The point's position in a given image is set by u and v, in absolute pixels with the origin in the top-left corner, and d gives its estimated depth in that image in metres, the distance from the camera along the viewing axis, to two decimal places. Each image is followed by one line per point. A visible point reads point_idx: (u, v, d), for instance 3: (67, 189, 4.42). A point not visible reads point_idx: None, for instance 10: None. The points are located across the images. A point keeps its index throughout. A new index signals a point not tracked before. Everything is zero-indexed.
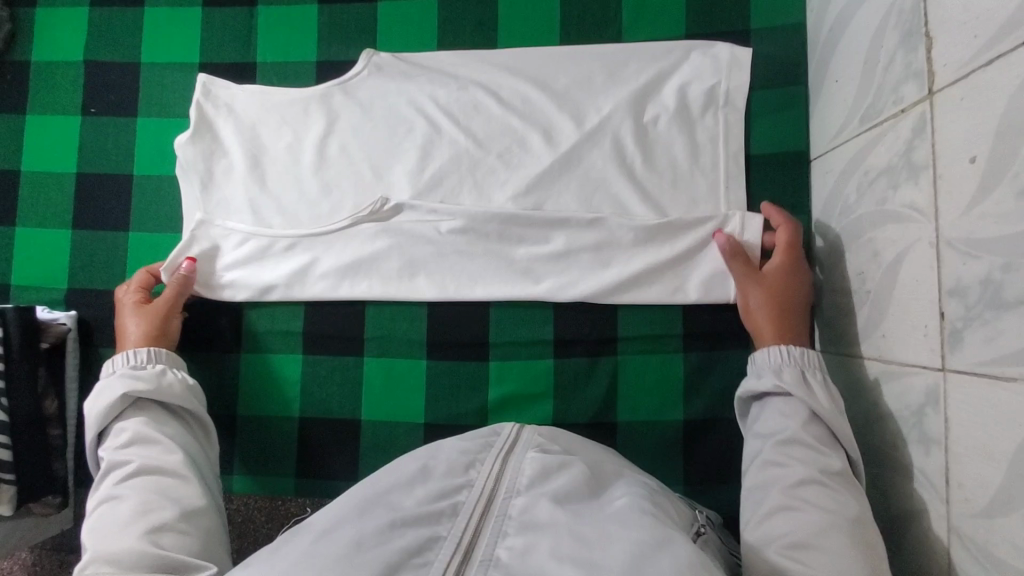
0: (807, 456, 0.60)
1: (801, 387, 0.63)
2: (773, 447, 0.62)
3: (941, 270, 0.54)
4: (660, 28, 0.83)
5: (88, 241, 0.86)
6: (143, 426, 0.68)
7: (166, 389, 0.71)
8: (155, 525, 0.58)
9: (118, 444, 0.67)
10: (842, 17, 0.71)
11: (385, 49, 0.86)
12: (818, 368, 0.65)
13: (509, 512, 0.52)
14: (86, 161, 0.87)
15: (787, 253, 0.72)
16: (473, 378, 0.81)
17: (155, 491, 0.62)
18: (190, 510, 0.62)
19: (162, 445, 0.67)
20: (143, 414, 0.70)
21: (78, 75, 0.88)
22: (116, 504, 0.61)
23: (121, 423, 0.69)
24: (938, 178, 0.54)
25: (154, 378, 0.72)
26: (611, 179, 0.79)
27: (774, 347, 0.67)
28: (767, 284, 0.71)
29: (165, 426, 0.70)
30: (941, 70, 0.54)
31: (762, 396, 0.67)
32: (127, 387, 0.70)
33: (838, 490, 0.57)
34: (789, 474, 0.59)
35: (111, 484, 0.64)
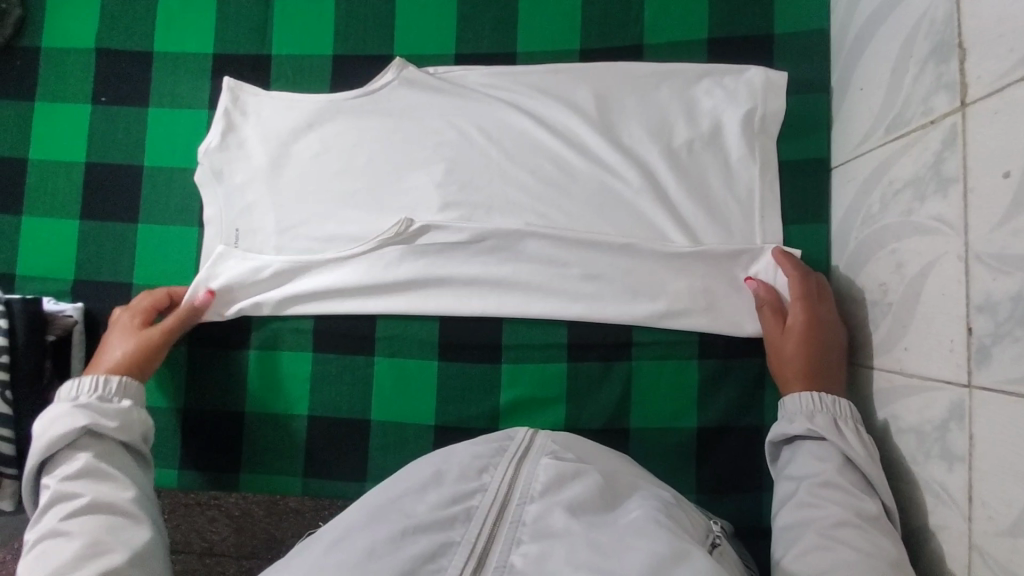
0: (844, 499, 0.60)
1: (834, 434, 0.64)
2: (808, 488, 0.62)
3: (969, 286, 0.53)
4: (682, 31, 0.82)
5: (96, 232, 0.85)
6: (95, 459, 0.65)
7: (129, 426, 0.69)
8: (106, 567, 0.56)
9: (66, 476, 0.64)
10: (869, 25, 0.70)
11: (402, 52, 0.85)
12: (851, 418, 0.65)
13: (523, 519, 0.52)
14: (95, 150, 0.85)
15: (807, 302, 0.71)
16: (484, 380, 0.81)
17: (104, 529, 0.60)
18: (140, 551, 0.60)
19: (115, 482, 0.65)
20: (98, 445, 0.67)
21: (89, 63, 0.86)
22: (60, 544, 0.59)
23: (72, 454, 0.66)
24: (969, 192, 0.53)
25: (118, 416, 0.69)
26: (630, 184, 0.79)
27: (802, 393, 0.68)
28: (790, 335, 0.71)
29: (117, 460, 0.67)
30: (975, 83, 0.53)
31: (794, 440, 0.68)
32: (87, 419, 0.66)
33: (876, 534, 0.57)
34: (827, 516, 0.59)
35: (53, 521, 0.61)
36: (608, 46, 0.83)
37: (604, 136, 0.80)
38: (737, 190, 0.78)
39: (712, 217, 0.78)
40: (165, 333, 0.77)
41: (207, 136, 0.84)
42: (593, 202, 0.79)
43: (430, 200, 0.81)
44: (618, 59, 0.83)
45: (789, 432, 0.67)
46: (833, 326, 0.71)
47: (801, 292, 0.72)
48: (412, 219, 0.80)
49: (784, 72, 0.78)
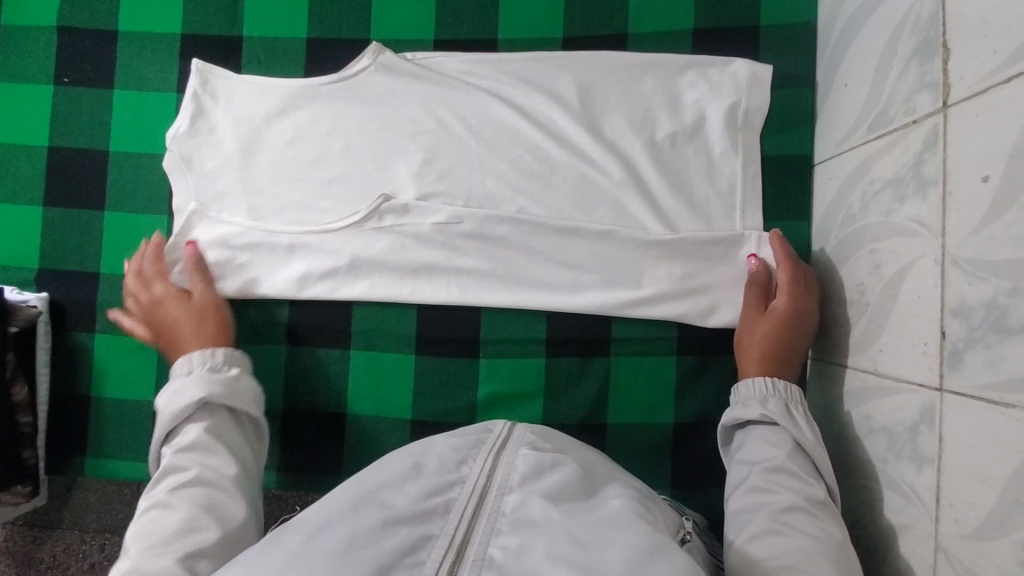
0: (794, 484, 0.61)
1: (786, 418, 0.65)
2: (760, 473, 0.62)
3: (945, 289, 0.53)
4: (667, 20, 0.80)
5: (60, 219, 0.82)
6: (204, 433, 0.63)
7: (233, 395, 0.66)
8: (193, 547, 0.53)
9: (179, 447, 0.62)
10: (856, 19, 0.69)
11: (378, 37, 0.82)
12: (801, 403, 0.66)
13: (501, 510, 0.51)
14: (58, 134, 0.82)
15: (792, 292, 0.70)
16: (462, 375, 0.80)
17: (203, 508, 0.57)
18: (229, 534, 0.56)
19: (221, 455, 0.62)
20: (211, 418, 0.65)
21: (51, 42, 0.82)
22: (164, 513, 0.56)
23: (186, 423, 0.64)
24: (947, 195, 0.53)
25: (225, 381, 0.66)
26: (610, 179, 0.78)
27: (759, 377, 0.68)
28: (765, 322, 0.71)
29: (228, 433, 0.65)
30: (957, 84, 0.52)
31: (746, 425, 0.68)
32: (204, 388, 0.65)
33: (824, 519, 0.58)
34: (777, 500, 0.60)
35: (154, 495, 0.58)
36: (592, 33, 0.81)
37: (586, 128, 0.78)
38: (718, 185, 0.77)
39: (693, 212, 0.77)
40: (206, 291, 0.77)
41: (175, 121, 0.81)
42: (572, 196, 0.78)
43: (407, 189, 0.79)
44: (602, 48, 0.81)
45: (742, 417, 0.67)
46: (811, 318, 0.71)
47: (787, 280, 0.71)
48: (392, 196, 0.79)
49: (769, 66, 0.77)
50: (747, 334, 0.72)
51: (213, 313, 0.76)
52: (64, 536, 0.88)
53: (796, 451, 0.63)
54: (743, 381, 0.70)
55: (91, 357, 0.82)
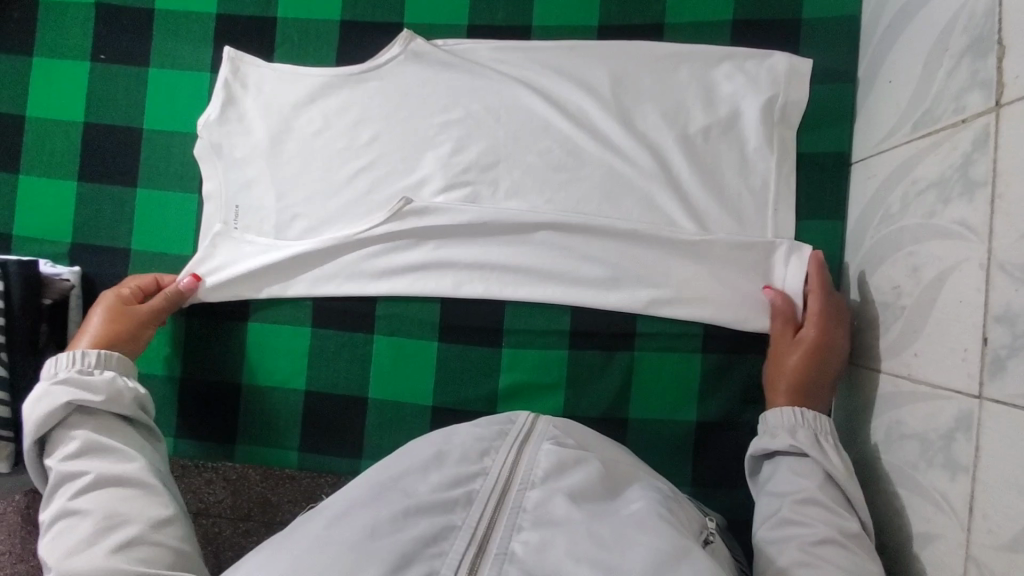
0: (825, 516, 0.59)
1: (815, 448, 0.63)
2: (790, 506, 0.61)
3: (989, 295, 0.51)
4: (704, 11, 0.78)
5: (94, 195, 0.83)
6: (88, 436, 0.62)
7: (115, 397, 0.65)
8: (123, 539, 0.54)
9: (66, 454, 0.61)
10: (904, 13, 0.67)
11: (412, 22, 0.82)
12: (830, 433, 0.65)
13: (523, 505, 0.51)
14: (94, 110, 0.83)
15: (824, 323, 0.69)
16: (483, 364, 0.80)
17: (115, 505, 0.57)
18: (159, 517, 0.57)
19: (111, 450, 0.62)
20: (91, 421, 0.64)
21: (89, 19, 0.83)
22: (75, 519, 0.57)
23: (67, 430, 0.63)
24: (997, 197, 0.51)
25: (103, 386, 0.65)
26: (641, 172, 0.77)
27: (789, 407, 0.67)
28: (796, 347, 0.70)
29: (115, 431, 0.65)
30: (1011, 82, 0.50)
31: (774, 455, 0.67)
32: (69, 394, 0.63)
33: (855, 549, 0.57)
34: (810, 533, 0.58)
35: (61, 502, 0.58)
36: (627, 22, 0.79)
37: (618, 120, 0.77)
38: (752, 182, 0.76)
39: (724, 208, 0.76)
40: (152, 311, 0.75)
41: (206, 108, 0.82)
42: (602, 188, 0.77)
43: (435, 177, 0.79)
44: (636, 37, 0.79)
45: (771, 447, 0.66)
46: (840, 355, 0.69)
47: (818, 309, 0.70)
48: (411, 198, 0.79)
49: (810, 60, 0.75)
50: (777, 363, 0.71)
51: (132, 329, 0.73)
52: None
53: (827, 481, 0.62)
54: (771, 409, 0.68)
55: None
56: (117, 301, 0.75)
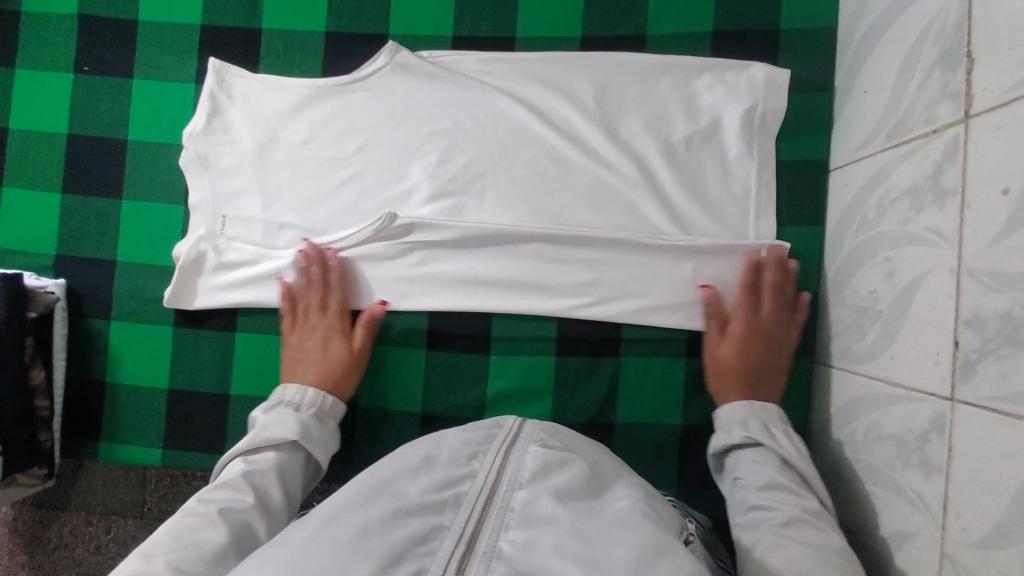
0: (788, 499, 0.61)
1: (767, 436, 0.67)
2: (756, 492, 0.63)
3: (959, 300, 0.53)
4: (686, 22, 0.79)
5: (77, 207, 0.82)
6: (277, 469, 0.65)
7: (310, 435, 0.69)
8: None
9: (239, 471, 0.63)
10: (879, 25, 0.68)
11: (397, 33, 0.82)
12: (778, 422, 0.69)
13: (510, 506, 0.51)
14: (78, 121, 0.83)
15: (744, 334, 0.74)
16: (472, 371, 0.80)
17: (240, 537, 0.57)
18: None
19: (279, 493, 0.64)
20: (282, 456, 0.67)
21: (72, 29, 0.83)
22: (205, 524, 0.56)
23: (258, 456, 0.66)
24: (965, 206, 0.53)
25: (310, 427, 0.70)
26: (626, 180, 0.78)
27: (738, 401, 0.71)
28: (724, 344, 0.75)
29: (290, 474, 0.67)
30: (980, 94, 0.52)
31: (733, 452, 0.70)
32: (295, 430, 0.68)
33: (821, 525, 0.58)
34: (773, 517, 0.60)
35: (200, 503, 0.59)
36: (610, 34, 0.80)
37: (602, 130, 0.78)
38: (733, 189, 0.77)
39: (707, 215, 0.77)
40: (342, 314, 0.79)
41: (192, 119, 0.82)
42: (586, 196, 0.78)
43: (422, 186, 0.80)
44: (619, 48, 0.80)
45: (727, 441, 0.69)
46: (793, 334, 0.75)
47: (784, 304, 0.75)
48: (397, 214, 0.79)
49: (788, 70, 0.77)
50: (719, 357, 0.74)
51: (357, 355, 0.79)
52: (71, 518, 0.90)
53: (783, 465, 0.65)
54: (722, 407, 0.72)
55: (106, 343, 0.83)
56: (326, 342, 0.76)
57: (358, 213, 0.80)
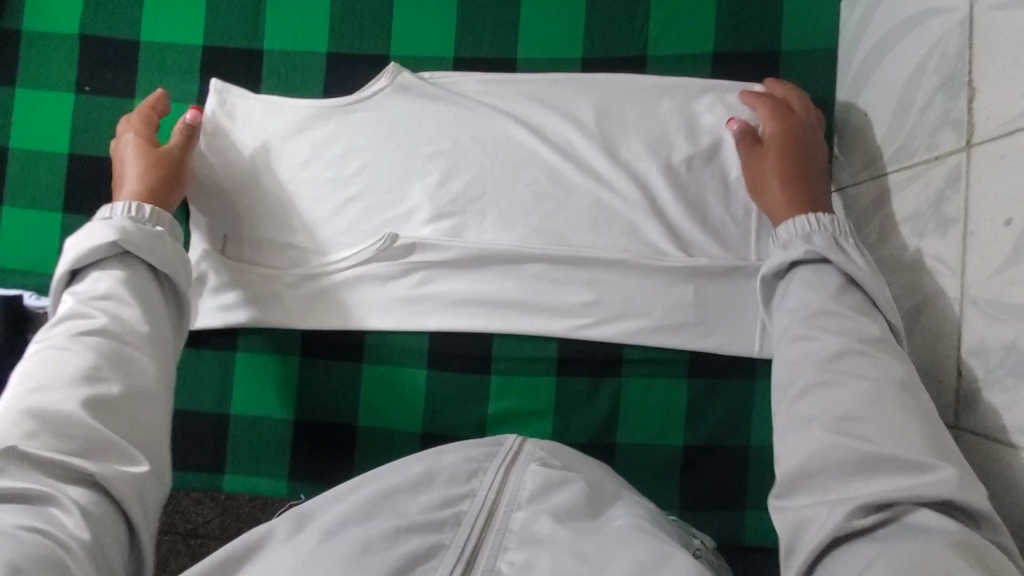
0: (864, 361, 0.54)
1: (834, 251, 0.61)
2: (806, 318, 0.58)
3: (964, 328, 0.53)
4: (686, 43, 0.79)
5: (78, 227, 0.82)
6: (118, 284, 0.65)
7: (140, 240, 0.68)
8: (98, 393, 0.57)
9: (93, 293, 0.65)
10: (879, 49, 0.68)
11: (398, 54, 0.82)
12: (848, 235, 0.63)
13: (509, 526, 0.52)
14: (79, 141, 0.83)
15: (772, 112, 0.71)
16: (473, 391, 0.80)
17: (104, 356, 0.60)
18: (132, 386, 0.60)
19: (136, 308, 0.65)
20: (125, 267, 0.67)
21: (73, 50, 0.83)
22: (60, 358, 0.59)
23: (98, 273, 0.66)
24: (968, 235, 0.53)
25: (139, 234, 0.68)
26: (627, 201, 0.78)
27: (799, 217, 0.65)
28: (769, 152, 0.70)
29: (145, 289, 0.67)
30: (982, 123, 0.52)
31: (790, 271, 0.64)
32: (121, 237, 0.67)
33: (876, 355, 0.55)
34: (826, 347, 0.56)
35: (65, 334, 0.61)
36: (610, 55, 0.80)
37: (603, 151, 0.78)
38: (735, 210, 0.77)
39: (708, 236, 0.77)
40: (179, 149, 0.76)
41: None
42: (587, 216, 0.78)
43: (423, 206, 0.80)
44: (619, 70, 0.80)
45: (788, 256, 0.63)
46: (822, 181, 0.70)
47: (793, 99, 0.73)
48: (398, 234, 0.79)
49: None
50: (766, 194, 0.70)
51: (163, 185, 0.74)
52: None
53: (844, 286, 0.60)
54: (782, 225, 0.66)
55: None
56: (142, 140, 0.76)
57: (360, 233, 0.80)
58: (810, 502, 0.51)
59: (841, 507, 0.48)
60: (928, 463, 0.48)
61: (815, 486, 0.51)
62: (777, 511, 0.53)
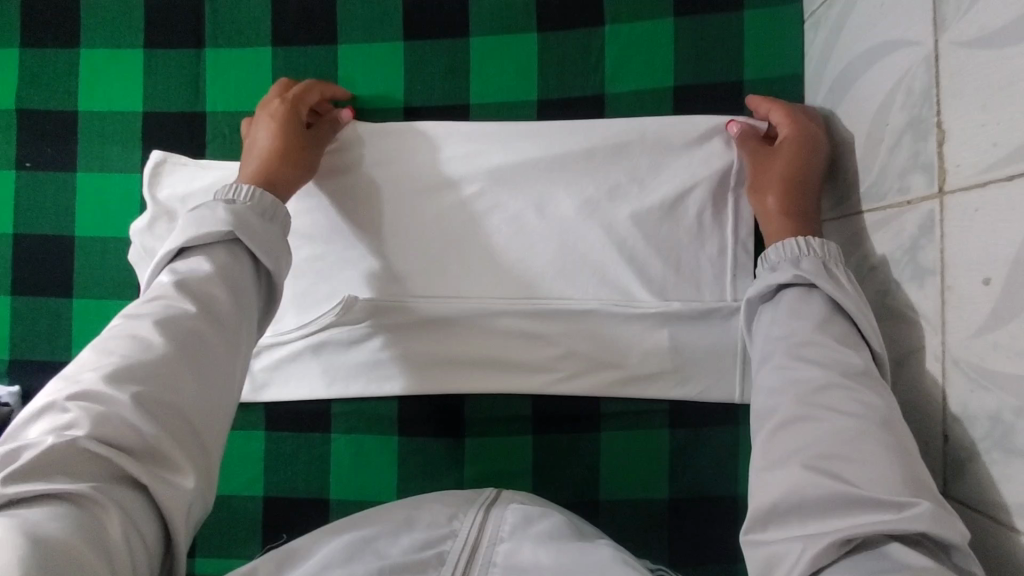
0: (859, 400, 0.49)
1: (824, 276, 0.56)
2: (790, 351, 0.54)
3: (947, 390, 0.50)
4: (646, 77, 0.76)
5: (29, 309, 0.79)
6: (216, 269, 0.56)
7: (259, 233, 0.59)
8: (157, 391, 0.48)
9: (183, 276, 0.55)
10: (844, 78, 0.65)
11: (346, 108, 0.79)
12: (840, 262, 0.58)
13: (493, 560, 0.50)
14: (23, 220, 0.80)
15: (790, 122, 0.66)
16: (449, 456, 0.77)
17: (182, 349, 0.50)
18: (206, 387, 0.51)
19: (231, 296, 0.55)
20: (231, 255, 0.57)
21: (11, 125, 0.80)
22: (133, 347, 0.49)
23: (204, 255, 0.57)
24: (946, 289, 0.49)
25: (257, 224, 0.59)
26: (594, 246, 0.75)
27: (790, 239, 0.60)
28: (777, 161, 0.66)
29: (245, 276, 0.57)
30: (953, 169, 0.48)
31: (777, 294, 0.60)
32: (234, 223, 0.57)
33: (862, 389, 0.50)
34: (811, 377, 0.52)
35: (149, 314, 0.52)
36: (567, 94, 0.77)
37: (566, 195, 0.75)
38: (708, 251, 0.74)
39: (680, 279, 0.74)
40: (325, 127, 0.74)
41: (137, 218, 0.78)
42: (554, 265, 0.75)
43: (385, 264, 0.76)
44: (578, 109, 0.77)
45: (772, 282, 0.58)
46: (813, 213, 0.65)
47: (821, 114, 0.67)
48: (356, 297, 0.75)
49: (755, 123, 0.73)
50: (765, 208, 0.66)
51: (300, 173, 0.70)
52: None
53: (831, 315, 0.55)
54: (772, 246, 0.62)
55: None
56: (294, 112, 0.71)
57: (321, 300, 0.77)
58: (782, 537, 0.47)
59: (813, 544, 0.44)
60: (906, 499, 0.44)
61: (790, 521, 0.47)
62: (749, 545, 0.49)
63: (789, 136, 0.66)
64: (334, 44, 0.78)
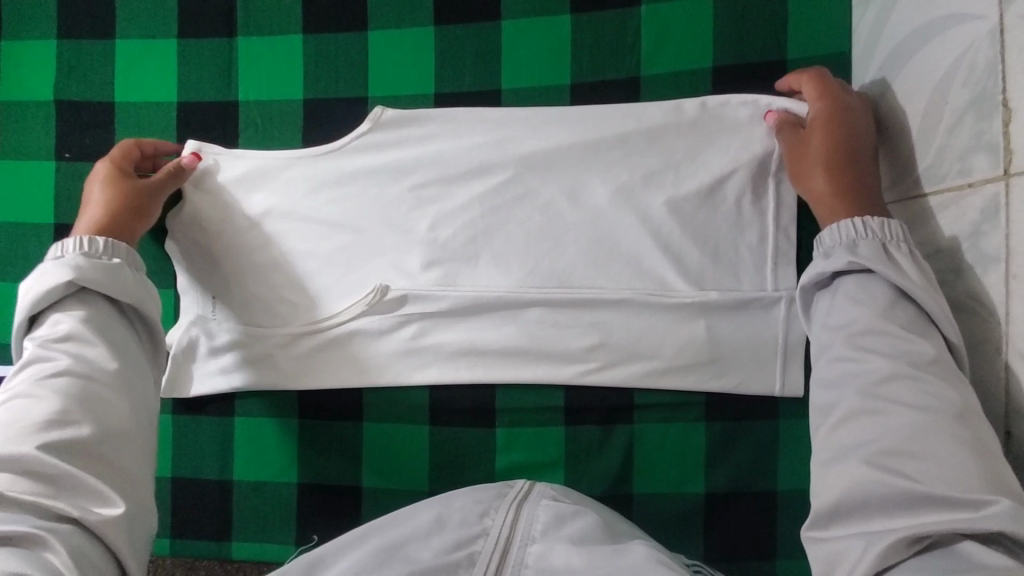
0: (918, 392, 0.47)
1: (884, 261, 0.53)
2: (850, 339, 0.51)
3: (1014, 384, 0.47)
4: (683, 58, 0.73)
5: None
6: (81, 322, 0.59)
7: (115, 279, 0.62)
8: (68, 436, 0.52)
9: (49, 336, 0.59)
10: (897, 54, 0.61)
11: (376, 94, 0.78)
12: (903, 242, 0.54)
13: (525, 562, 0.49)
14: (63, 211, 0.81)
15: (825, 100, 0.63)
16: (480, 446, 0.76)
17: (72, 399, 0.54)
18: (109, 427, 0.55)
19: (101, 343, 0.59)
20: (83, 304, 0.61)
21: (50, 117, 0.81)
22: (26, 405, 0.53)
23: (57, 313, 0.60)
24: (1012, 278, 0.47)
25: (106, 269, 0.62)
26: (628, 234, 0.73)
27: (844, 221, 0.57)
28: (817, 140, 0.63)
29: (105, 321, 0.61)
30: (1020, 150, 0.45)
31: (834, 281, 0.56)
32: (77, 273, 0.60)
33: (929, 379, 0.47)
34: (871, 370, 0.49)
35: (27, 380, 0.56)
36: (601, 77, 0.75)
37: (600, 181, 0.73)
38: (748, 238, 0.71)
39: (720, 268, 0.71)
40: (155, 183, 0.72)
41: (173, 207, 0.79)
42: (587, 254, 0.73)
43: (418, 252, 0.76)
44: (612, 93, 0.75)
45: (826, 269, 0.55)
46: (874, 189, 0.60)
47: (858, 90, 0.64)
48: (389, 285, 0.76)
49: None
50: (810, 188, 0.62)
51: (128, 218, 0.69)
52: None
53: (894, 301, 0.52)
54: (824, 229, 0.58)
55: None
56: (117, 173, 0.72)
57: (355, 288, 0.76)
58: (845, 534, 0.45)
59: (879, 541, 0.43)
60: (985, 498, 0.41)
61: (848, 514, 0.45)
62: (811, 541, 0.48)
63: (824, 115, 0.63)
64: (364, 29, 0.78)
